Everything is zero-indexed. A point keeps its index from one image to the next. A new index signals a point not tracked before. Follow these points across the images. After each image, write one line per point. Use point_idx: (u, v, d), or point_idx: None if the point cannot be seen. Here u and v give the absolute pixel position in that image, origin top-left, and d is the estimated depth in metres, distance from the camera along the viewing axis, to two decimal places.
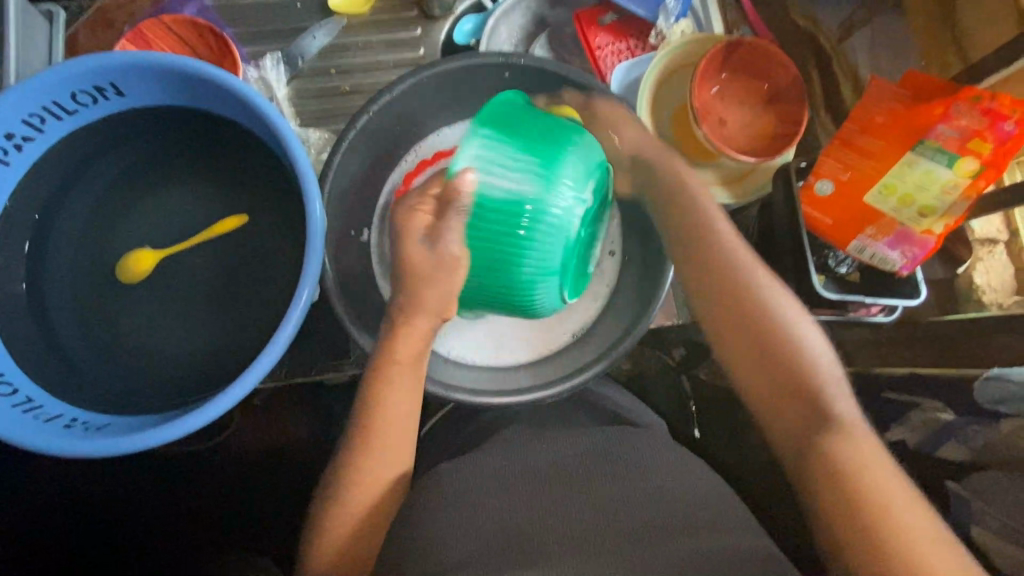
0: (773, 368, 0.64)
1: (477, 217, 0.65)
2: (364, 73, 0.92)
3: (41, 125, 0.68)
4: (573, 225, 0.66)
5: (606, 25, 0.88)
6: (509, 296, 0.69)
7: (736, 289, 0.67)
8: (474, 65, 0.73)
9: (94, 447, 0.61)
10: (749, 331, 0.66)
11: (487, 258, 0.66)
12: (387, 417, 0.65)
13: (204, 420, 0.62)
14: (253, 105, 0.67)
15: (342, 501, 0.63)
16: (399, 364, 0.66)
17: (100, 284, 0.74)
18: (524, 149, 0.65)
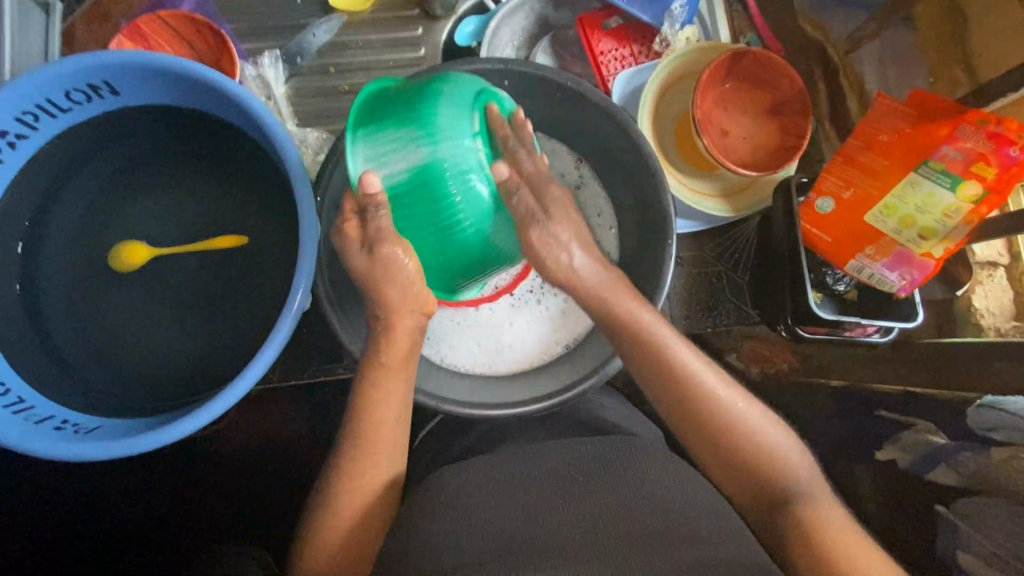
0: (730, 452, 0.63)
1: (400, 206, 0.63)
2: (364, 73, 0.91)
3: (35, 122, 0.67)
4: (481, 159, 0.62)
5: (610, 29, 0.87)
6: (457, 264, 0.68)
7: (689, 390, 0.64)
8: (473, 72, 0.72)
9: (83, 452, 0.61)
10: (700, 420, 0.64)
11: (423, 237, 0.66)
12: (375, 428, 0.64)
13: (195, 427, 0.62)
14: (248, 109, 0.66)
15: (336, 512, 0.62)
16: (393, 372, 0.65)
17: (93, 283, 0.74)
18: (388, 134, 0.61)
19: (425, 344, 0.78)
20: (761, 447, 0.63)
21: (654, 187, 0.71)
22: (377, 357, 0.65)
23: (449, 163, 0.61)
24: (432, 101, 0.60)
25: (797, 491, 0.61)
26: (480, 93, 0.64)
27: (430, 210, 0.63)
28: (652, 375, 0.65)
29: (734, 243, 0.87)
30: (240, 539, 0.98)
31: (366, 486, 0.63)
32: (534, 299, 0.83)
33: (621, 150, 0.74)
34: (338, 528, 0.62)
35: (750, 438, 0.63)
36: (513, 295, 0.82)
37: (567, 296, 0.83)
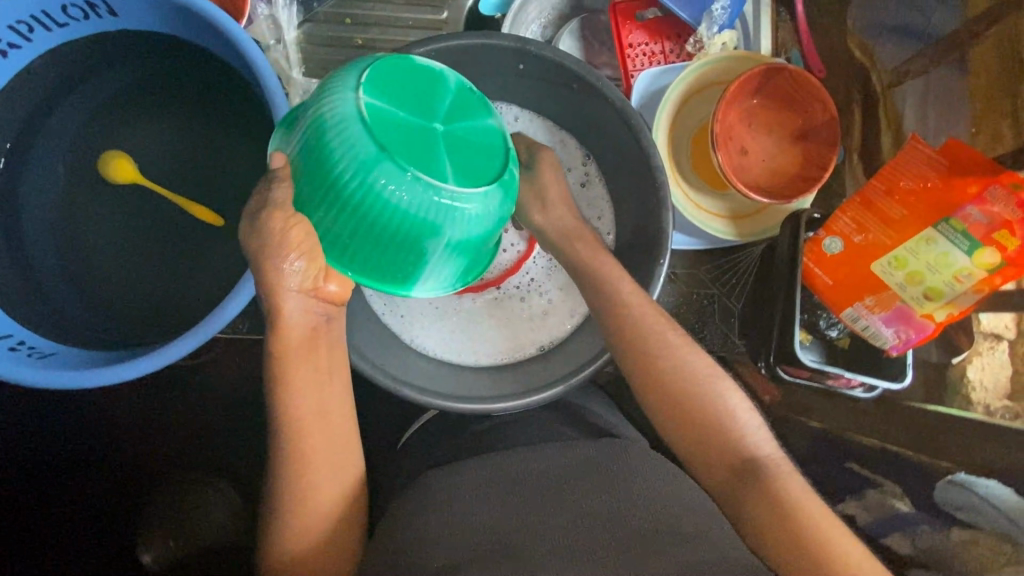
0: (697, 419, 0.63)
1: (304, 180, 0.60)
2: (380, 29, 0.88)
3: (29, 33, 0.65)
4: (359, 109, 0.56)
5: (644, 22, 0.81)
6: (370, 236, 0.61)
7: (652, 350, 0.64)
8: (486, 48, 0.67)
9: (41, 376, 0.60)
10: (668, 382, 0.63)
11: (331, 211, 0.60)
12: (312, 409, 0.61)
13: (159, 365, 0.61)
14: (243, 50, 0.63)
15: (298, 488, 0.61)
16: (301, 363, 0.60)
17: (73, 207, 0.73)
18: (295, 113, 0.63)
19: (397, 324, 0.77)
20: (729, 417, 0.63)
21: (658, 203, 0.67)
22: (275, 341, 0.59)
23: (325, 118, 0.58)
24: (333, 73, 0.61)
25: (762, 461, 0.61)
26: (387, 61, 0.59)
27: (322, 175, 0.59)
28: (619, 331, 0.66)
29: (734, 268, 0.83)
30: (196, 473, 1.00)
31: (324, 461, 0.62)
32: (518, 296, 0.80)
33: (630, 157, 0.70)
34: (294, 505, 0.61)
35: (716, 410, 0.63)
36: (498, 288, 0.81)
37: (552, 298, 0.80)
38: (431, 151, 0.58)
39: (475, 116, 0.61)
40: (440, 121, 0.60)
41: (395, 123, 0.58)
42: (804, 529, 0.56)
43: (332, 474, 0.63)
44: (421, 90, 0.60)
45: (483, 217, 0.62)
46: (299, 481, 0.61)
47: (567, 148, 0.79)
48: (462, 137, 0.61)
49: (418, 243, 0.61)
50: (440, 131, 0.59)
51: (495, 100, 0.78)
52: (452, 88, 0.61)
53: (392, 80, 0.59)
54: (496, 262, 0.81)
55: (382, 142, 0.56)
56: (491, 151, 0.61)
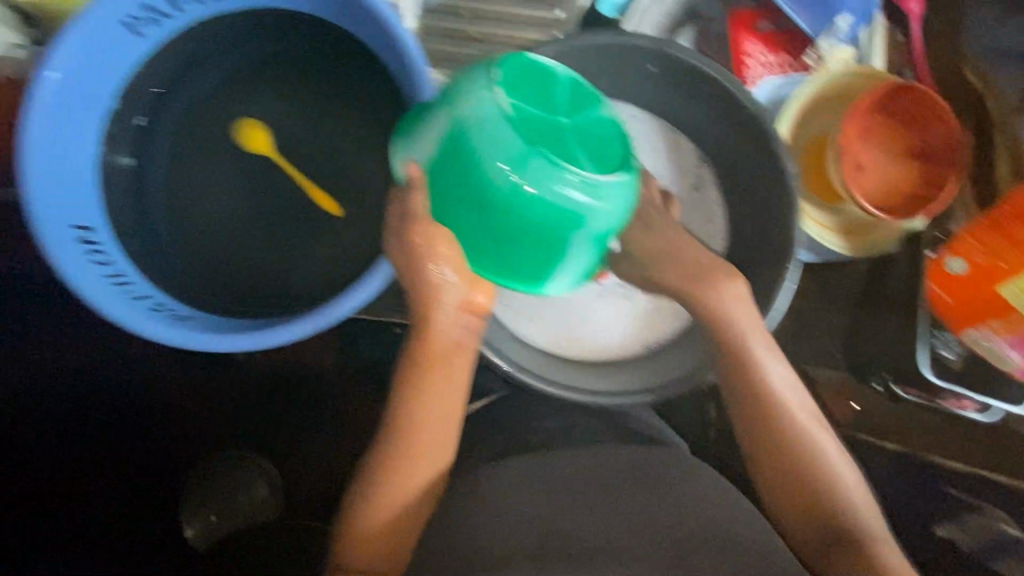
0: (795, 469, 0.62)
1: (443, 184, 0.61)
2: (494, 24, 0.87)
3: (180, 4, 0.68)
4: (502, 106, 0.57)
5: (762, 32, 0.82)
6: (515, 233, 0.61)
7: (760, 391, 0.64)
8: (621, 45, 0.68)
9: (181, 337, 0.62)
10: (774, 427, 0.63)
11: (475, 211, 0.61)
12: (427, 420, 0.64)
13: (296, 335, 0.63)
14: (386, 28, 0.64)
15: (394, 488, 0.63)
16: (434, 380, 0.64)
17: (198, 176, 0.76)
18: (420, 119, 0.63)
19: (505, 313, 0.77)
20: (828, 475, 0.62)
21: (780, 221, 0.68)
22: (416, 353, 0.64)
23: (462, 121, 0.58)
24: (455, 77, 0.61)
25: (849, 506, 0.61)
26: (508, 59, 0.59)
27: (464, 176, 0.59)
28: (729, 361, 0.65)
29: (834, 283, 0.83)
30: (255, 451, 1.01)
31: (432, 453, 0.65)
32: (621, 295, 0.80)
33: (752, 171, 0.71)
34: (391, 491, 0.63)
35: (816, 466, 0.62)
36: (603, 284, 0.80)
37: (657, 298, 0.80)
38: (569, 145, 0.58)
39: (597, 106, 0.61)
40: (573, 115, 0.60)
41: (529, 120, 0.58)
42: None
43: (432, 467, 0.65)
44: (553, 85, 0.60)
45: (621, 205, 0.62)
46: (399, 472, 0.63)
47: (681, 150, 0.79)
48: (601, 128, 0.61)
49: (558, 239, 0.62)
50: (569, 125, 0.59)
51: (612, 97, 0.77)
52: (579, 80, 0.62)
53: (523, 76, 0.60)
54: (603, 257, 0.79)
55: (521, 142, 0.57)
56: (627, 139, 0.62)
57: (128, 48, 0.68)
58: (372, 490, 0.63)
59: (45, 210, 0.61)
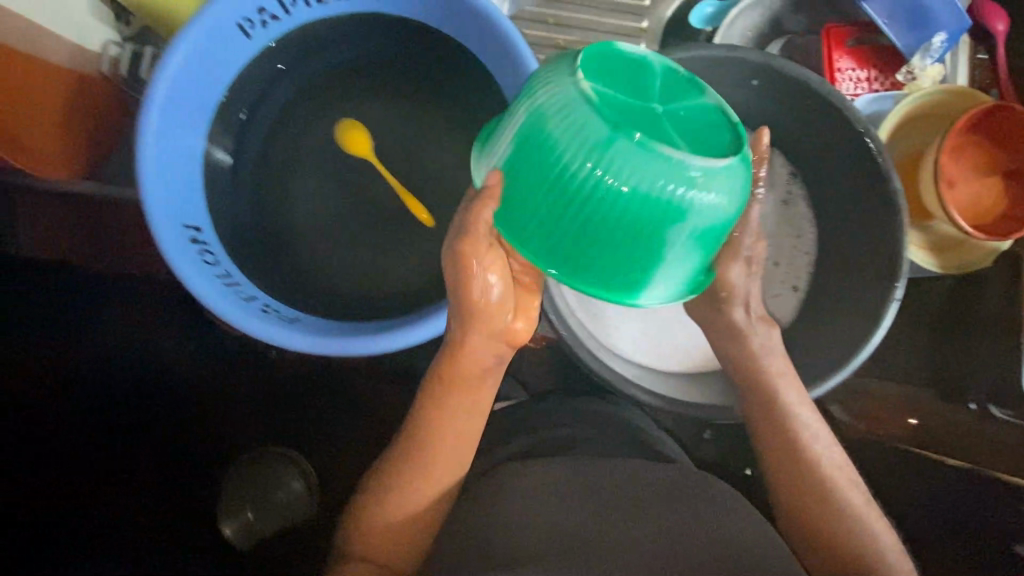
0: (826, 522, 0.61)
1: (521, 179, 0.59)
2: (581, 32, 0.88)
3: (291, 7, 0.68)
4: (585, 89, 0.54)
5: (852, 48, 0.82)
6: (600, 223, 0.57)
7: (788, 435, 0.65)
8: (729, 61, 0.69)
9: (293, 340, 0.62)
10: (803, 474, 0.63)
11: (556, 202, 0.58)
12: (448, 435, 0.64)
13: (406, 342, 0.64)
14: (503, 35, 0.65)
15: (403, 493, 0.63)
16: (455, 398, 0.64)
17: (291, 177, 0.76)
18: (498, 124, 0.63)
19: (597, 322, 0.78)
20: (860, 533, 0.60)
21: (882, 240, 0.67)
22: (441, 369, 0.64)
23: (542, 110, 0.56)
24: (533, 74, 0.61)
25: (865, 536, 0.60)
26: (595, 47, 0.58)
27: (545, 167, 0.57)
28: (757, 389, 0.68)
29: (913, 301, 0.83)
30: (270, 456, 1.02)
31: (447, 466, 0.64)
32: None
33: (851, 190, 0.71)
34: (396, 494, 0.63)
35: (847, 520, 0.61)
36: None
37: None
38: (658, 129, 0.55)
39: (691, 97, 0.59)
40: (660, 102, 0.58)
41: (616, 103, 0.56)
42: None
43: (442, 480, 0.64)
44: (638, 72, 0.58)
45: (722, 199, 0.57)
46: (408, 478, 0.63)
47: (773, 164, 0.78)
48: (689, 114, 0.58)
49: (649, 233, 0.57)
50: (662, 113, 0.57)
51: None
52: (665, 68, 0.59)
53: (607, 65, 0.58)
54: None
55: (612, 122, 0.54)
56: (721, 124, 0.58)
57: (236, 47, 0.67)
58: (389, 495, 0.63)
59: (159, 210, 0.61)
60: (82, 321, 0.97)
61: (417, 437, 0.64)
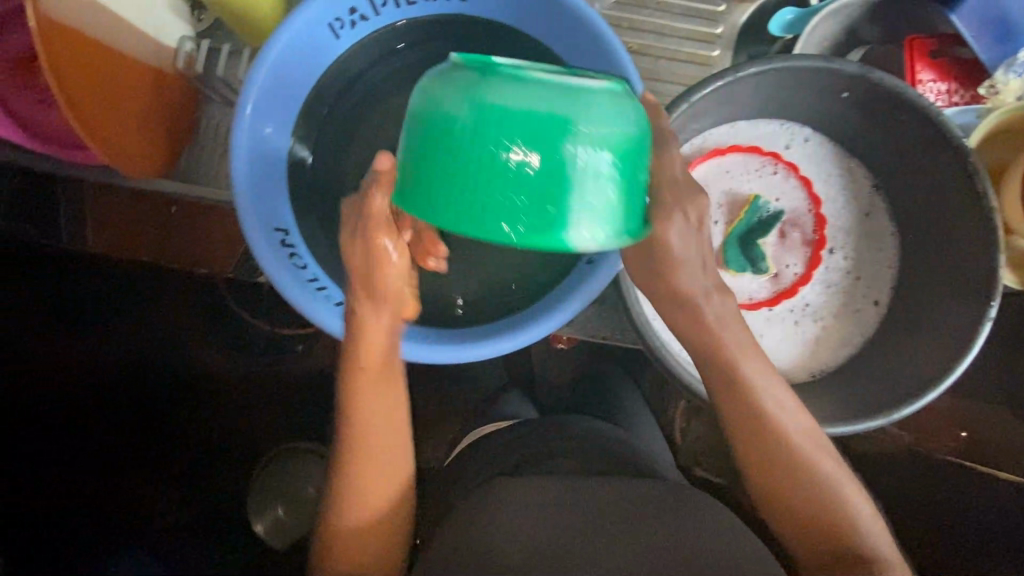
0: (805, 495, 0.59)
1: (412, 164, 0.52)
2: (655, 36, 0.86)
3: (381, 7, 0.66)
4: (452, 56, 0.50)
5: (934, 61, 0.81)
6: (494, 170, 0.49)
7: (756, 409, 0.60)
8: (824, 72, 0.66)
9: (390, 349, 0.62)
10: (776, 451, 0.60)
11: (448, 164, 0.49)
12: (376, 419, 0.61)
13: (500, 352, 0.63)
14: (600, 39, 0.62)
15: (356, 496, 0.60)
16: (374, 392, 0.61)
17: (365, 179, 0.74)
18: None
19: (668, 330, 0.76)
20: (836, 500, 0.58)
21: (979, 256, 0.66)
22: (354, 360, 0.61)
23: (419, 92, 0.52)
24: None
25: (842, 503, 0.59)
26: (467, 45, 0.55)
27: (429, 136, 0.50)
28: (718, 367, 0.62)
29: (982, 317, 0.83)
30: (260, 457, 1.02)
31: (388, 452, 0.61)
32: (791, 319, 0.77)
33: (942, 208, 0.70)
34: (348, 498, 0.60)
35: (825, 490, 0.59)
36: (770, 310, 0.77)
37: (825, 324, 0.77)
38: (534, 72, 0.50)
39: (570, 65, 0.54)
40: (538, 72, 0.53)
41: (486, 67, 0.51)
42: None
43: (388, 468, 0.61)
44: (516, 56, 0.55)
45: (616, 118, 0.49)
46: (355, 477, 0.60)
47: (854, 176, 0.78)
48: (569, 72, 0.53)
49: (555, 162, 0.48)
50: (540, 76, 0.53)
51: (788, 119, 0.77)
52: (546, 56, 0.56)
53: None
54: (767, 282, 0.77)
55: (479, 63, 0.49)
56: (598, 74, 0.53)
57: (324, 47, 0.66)
58: (345, 500, 0.60)
59: (252, 212, 0.60)
60: (153, 314, 1.00)
61: (348, 439, 0.61)
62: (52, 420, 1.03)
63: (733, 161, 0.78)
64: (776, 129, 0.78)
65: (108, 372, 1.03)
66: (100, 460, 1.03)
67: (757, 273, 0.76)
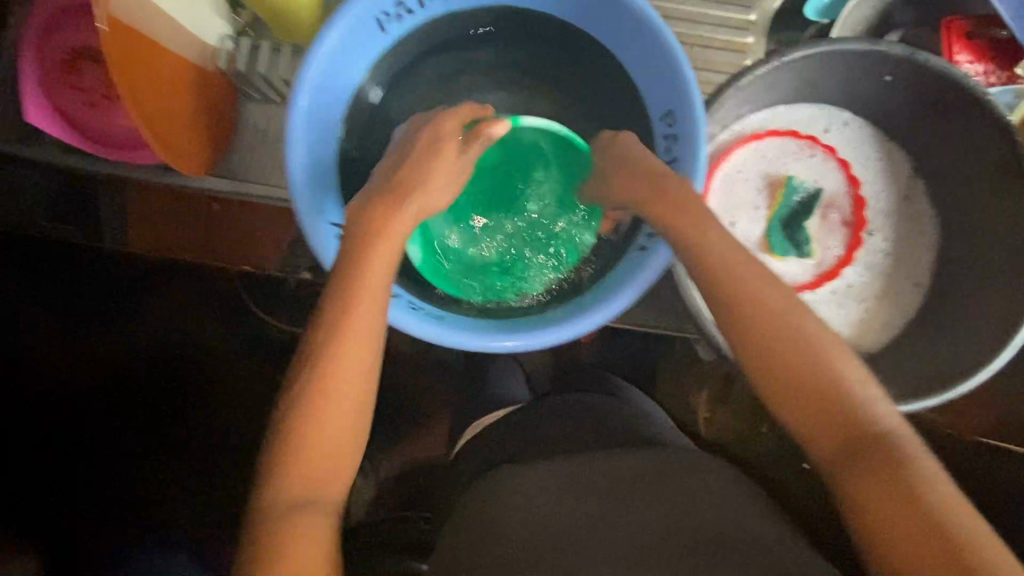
0: (815, 391, 0.52)
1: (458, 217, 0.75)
2: (688, 24, 0.86)
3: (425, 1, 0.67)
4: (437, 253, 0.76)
5: (973, 41, 0.81)
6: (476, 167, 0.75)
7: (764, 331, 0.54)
8: (869, 55, 0.67)
9: (444, 337, 0.61)
10: (777, 337, 0.53)
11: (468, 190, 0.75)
12: (356, 332, 0.54)
13: (550, 342, 0.61)
14: (647, 25, 0.62)
15: (314, 409, 0.51)
16: (362, 305, 0.54)
17: None
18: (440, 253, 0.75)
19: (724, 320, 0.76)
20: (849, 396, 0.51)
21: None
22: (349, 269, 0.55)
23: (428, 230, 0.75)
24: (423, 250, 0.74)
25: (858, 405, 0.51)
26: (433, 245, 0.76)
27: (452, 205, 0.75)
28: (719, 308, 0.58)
29: None
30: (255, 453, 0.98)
31: (361, 372, 0.54)
32: (834, 301, 0.77)
33: (985, 191, 0.70)
34: (305, 403, 0.51)
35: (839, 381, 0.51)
36: (814, 292, 0.76)
37: (869, 306, 0.77)
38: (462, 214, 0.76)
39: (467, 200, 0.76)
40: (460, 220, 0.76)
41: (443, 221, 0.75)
42: (945, 533, 0.43)
43: (354, 389, 0.53)
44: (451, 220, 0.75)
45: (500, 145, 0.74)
46: (319, 387, 0.52)
47: (892, 159, 0.79)
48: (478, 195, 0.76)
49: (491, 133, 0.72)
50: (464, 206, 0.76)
51: (827, 104, 0.77)
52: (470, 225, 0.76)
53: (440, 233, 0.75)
54: (810, 265, 0.77)
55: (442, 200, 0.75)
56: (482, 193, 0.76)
57: (370, 41, 0.66)
58: (301, 406, 0.51)
59: (308, 208, 0.60)
60: (176, 312, 0.98)
61: (316, 349, 0.53)
62: (61, 419, 0.99)
63: (771, 144, 0.77)
64: (815, 113, 0.78)
65: (124, 372, 1.00)
66: (111, 458, 0.99)
67: (802, 256, 0.76)
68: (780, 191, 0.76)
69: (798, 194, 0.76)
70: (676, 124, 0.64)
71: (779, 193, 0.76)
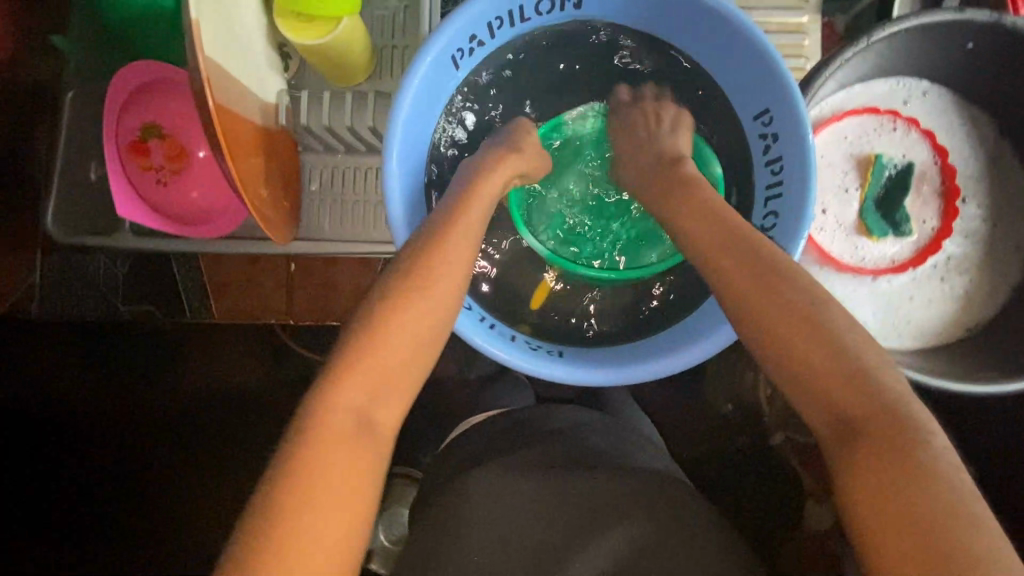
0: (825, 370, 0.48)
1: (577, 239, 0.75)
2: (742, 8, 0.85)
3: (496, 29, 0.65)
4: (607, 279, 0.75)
5: None
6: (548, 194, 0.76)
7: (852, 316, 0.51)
8: (956, 22, 0.66)
9: (575, 375, 0.60)
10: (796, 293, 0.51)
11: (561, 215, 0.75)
12: (439, 280, 0.54)
13: (667, 367, 0.60)
14: (731, 25, 0.61)
15: (385, 342, 0.51)
16: (449, 258, 0.55)
17: None
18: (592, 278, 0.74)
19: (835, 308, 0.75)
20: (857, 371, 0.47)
21: None
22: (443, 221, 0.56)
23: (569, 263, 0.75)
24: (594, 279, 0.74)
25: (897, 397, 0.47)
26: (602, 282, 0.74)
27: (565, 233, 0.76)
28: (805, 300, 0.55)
29: None
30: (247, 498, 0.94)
31: (435, 319, 0.53)
32: (937, 276, 0.77)
33: None
34: (378, 337, 0.50)
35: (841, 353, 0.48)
36: (915, 270, 0.76)
37: (974, 277, 0.76)
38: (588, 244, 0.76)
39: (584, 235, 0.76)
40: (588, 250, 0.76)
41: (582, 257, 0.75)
42: (938, 521, 0.40)
43: (427, 338, 0.53)
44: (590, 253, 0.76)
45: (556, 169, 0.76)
46: (396, 327, 0.51)
47: (973, 126, 0.77)
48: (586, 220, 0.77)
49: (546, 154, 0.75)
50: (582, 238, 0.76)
51: (903, 76, 0.76)
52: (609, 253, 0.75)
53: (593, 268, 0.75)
54: (910, 241, 0.77)
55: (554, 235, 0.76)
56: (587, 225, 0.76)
57: (446, 79, 0.64)
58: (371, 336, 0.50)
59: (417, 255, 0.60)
60: None
61: (400, 290, 0.52)
62: None
63: (855, 123, 0.76)
64: (891, 86, 0.76)
65: None
66: None
67: (903, 233, 0.76)
68: (870, 165, 0.75)
69: (889, 169, 0.76)
70: (774, 121, 0.63)
71: (870, 168, 0.75)
